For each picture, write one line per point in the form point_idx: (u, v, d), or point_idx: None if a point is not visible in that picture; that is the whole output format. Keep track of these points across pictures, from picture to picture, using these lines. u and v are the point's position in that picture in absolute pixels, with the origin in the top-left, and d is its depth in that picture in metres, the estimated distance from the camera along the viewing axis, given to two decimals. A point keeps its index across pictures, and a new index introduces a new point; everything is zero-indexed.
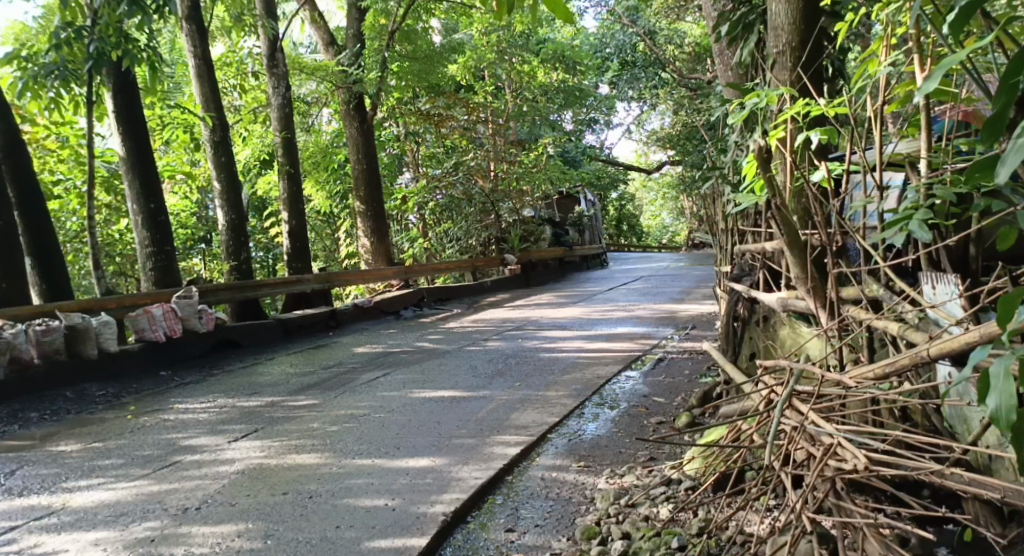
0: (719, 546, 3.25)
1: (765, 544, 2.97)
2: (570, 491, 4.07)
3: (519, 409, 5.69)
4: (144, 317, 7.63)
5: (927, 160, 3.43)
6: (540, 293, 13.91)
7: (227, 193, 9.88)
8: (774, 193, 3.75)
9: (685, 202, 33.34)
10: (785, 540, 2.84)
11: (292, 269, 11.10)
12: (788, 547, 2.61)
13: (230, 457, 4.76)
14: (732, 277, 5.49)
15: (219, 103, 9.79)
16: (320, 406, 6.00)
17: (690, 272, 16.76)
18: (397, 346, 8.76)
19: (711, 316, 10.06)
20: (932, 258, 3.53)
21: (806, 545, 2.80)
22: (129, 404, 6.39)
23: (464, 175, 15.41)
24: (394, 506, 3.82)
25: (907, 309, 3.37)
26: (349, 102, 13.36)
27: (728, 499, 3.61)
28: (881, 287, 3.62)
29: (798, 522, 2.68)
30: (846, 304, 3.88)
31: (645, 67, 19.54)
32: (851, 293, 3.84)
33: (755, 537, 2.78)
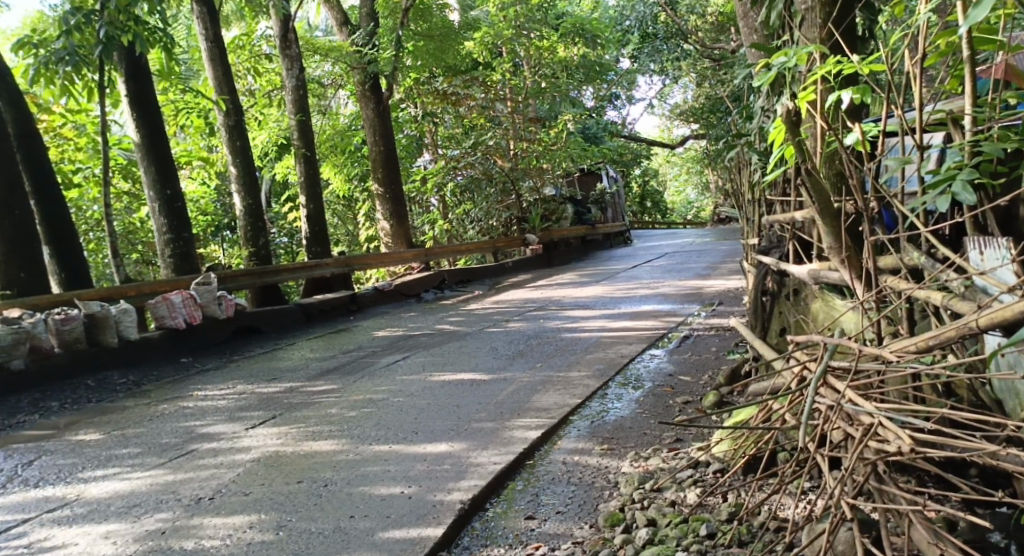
0: (751, 533, 3.08)
1: (802, 532, 2.77)
2: (593, 475, 3.91)
3: (541, 391, 5.53)
4: (163, 304, 7.59)
5: (971, 117, 3.22)
6: (563, 273, 13.73)
7: (244, 179, 9.78)
8: (804, 158, 3.54)
9: (709, 176, 32.89)
10: (823, 528, 2.64)
11: (312, 253, 11.01)
12: (826, 537, 2.40)
13: (246, 444, 4.66)
14: (760, 250, 5.28)
15: (233, 87, 9.69)
16: (340, 391, 5.89)
17: (716, 248, 16.52)
18: (417, 329, 8.65)
19: (738, 292, 9.81)
20: (977, 222, 3.33)
21: (846, 534, 2.60)
22: (149, 392, 6.33)
23: (483, 155, 15.31)
24: (411, 494, 3.69)
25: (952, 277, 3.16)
26: (365, 82, 13.21)
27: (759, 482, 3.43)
28: (923, 255, 3.40)
29: (838, 509, 2.47)
30: (884, 274, 3.66)
31: (666, 39, 19.13)
32: (888, 263, 3.63)
33: (790, 525, 2.57)
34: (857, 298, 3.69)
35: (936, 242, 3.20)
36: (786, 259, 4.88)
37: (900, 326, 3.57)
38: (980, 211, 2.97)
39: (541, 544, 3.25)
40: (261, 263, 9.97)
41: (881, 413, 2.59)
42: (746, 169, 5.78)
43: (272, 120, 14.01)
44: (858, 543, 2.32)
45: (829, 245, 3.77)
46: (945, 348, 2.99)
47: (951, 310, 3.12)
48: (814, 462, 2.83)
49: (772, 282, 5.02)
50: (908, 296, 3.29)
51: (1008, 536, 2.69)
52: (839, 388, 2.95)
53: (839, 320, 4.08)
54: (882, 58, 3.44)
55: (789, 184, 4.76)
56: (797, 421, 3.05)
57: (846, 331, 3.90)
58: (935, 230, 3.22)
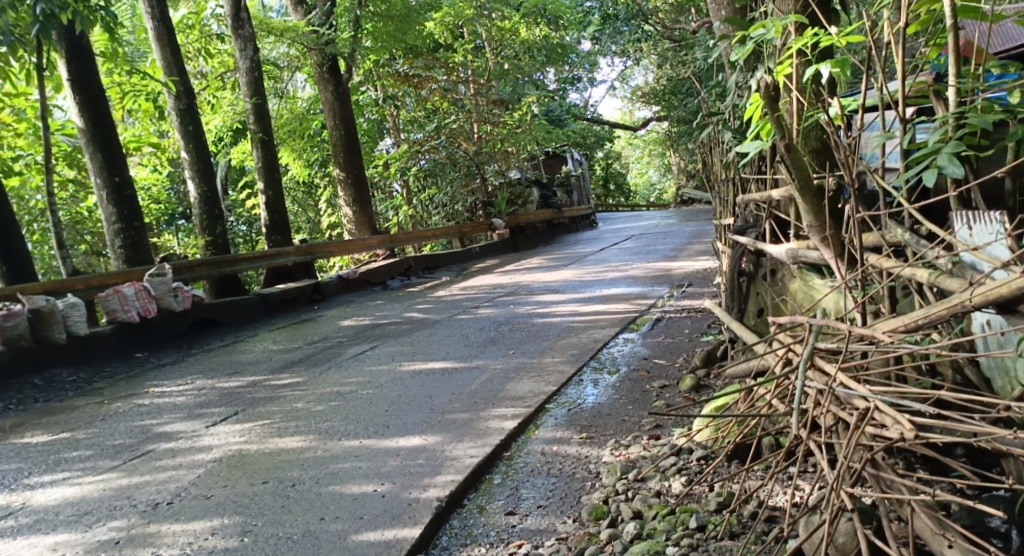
0: (741, 525, 2.97)
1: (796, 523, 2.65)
2: (574, 466, 3.77)
3: (514, 378, 5.38)
4: (114, 297, 7.21)
5: (955, 88, 3.10)
6: (530, 257, 13.58)
7: (197, 165, 9.44)
8: (782, 135, 3.40)
9: (672, 157, 32.94)
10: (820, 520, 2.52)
11: (272, 241, 10.70)
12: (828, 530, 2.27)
13: (207, 443, 4.43)
14: (736, 230, 5.16)
15: (183, 69, 9.32)
16: (305, 384, 5.68)
17: (680, 229, 16.53)
18: (383, 317, 8.43)
19: (708, 273, 9.75)
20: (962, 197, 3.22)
21: (845, 526, 2.49)
22: (102, 390, 6.05)
23: (447, 139, 15.14)
24: (385, 493, 3.51)
25: (939, 254, 3.05)
26: (323, 64, 12.90)
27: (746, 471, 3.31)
28: (907, 232, 3.28)
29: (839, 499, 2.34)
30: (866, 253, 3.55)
31: (627, 21, 18.87)
32: (870, 240, 3.51)
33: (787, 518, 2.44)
34: (839, 277, 3.57)
35: (924, 218, 3.07)
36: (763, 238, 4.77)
37: (883, 304, 3.46)
38: (969, 185, 2.85)
39: (523, 542, 3.11)
40: (219, 253, 9.65)
41: (878, 396, 2.48)
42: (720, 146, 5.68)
43: (226, 104, 13.56)
44: (863, 536, 2.19)
45: (808, 224, 3.65)
46: (934, 326, 2.88)
47: (938, 288, 3.01)
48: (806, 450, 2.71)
49: (749, 262, 4.91)
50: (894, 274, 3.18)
51: (1008, 521, 2.60)
52: (828, 370, 2.85)
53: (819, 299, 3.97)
54: (860, 28, 3.30)
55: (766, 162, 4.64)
56: (784, 406, 2.93)
57: (827, 311, 3.79)
58: (920, 206, 3.09)
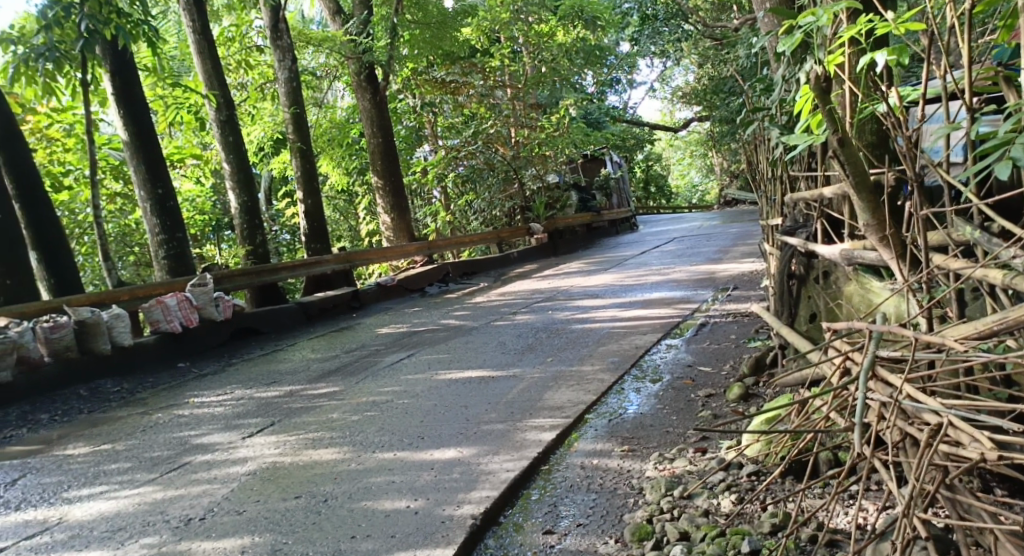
0: (798, 550, 2.77)
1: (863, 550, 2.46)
2: (615, 481, 3.61)
3: (553, 387, 5.22)
4: (157, 308, 7.28)
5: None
6: (569, 261, 13.41)
7: (238, 176, 9.45)
8: (835, 129, 3.25)
9: (714, 158, 32.45)
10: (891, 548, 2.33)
11: (312, 250, 10.70)
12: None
13: (242, 456, 4.34)
14: (785, 230, 4.95)
15: (223, 81, 9.34)
16: (341, 393, 5.59)
17: (724, 231, 16.20)
18: (421, 325, 8.34)
19: (753, 276, 9.48)
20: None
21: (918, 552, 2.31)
22: (143, 400, 6.03)
23: (484, 144, 14.96)
24: (418, 509, 3.38)
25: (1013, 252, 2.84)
26: (361, 72, 12.89)
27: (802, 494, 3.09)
28: (975, 229, 3.08)
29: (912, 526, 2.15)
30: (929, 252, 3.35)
31: (666, 21, 18.51)
32: (934, 240, 3.31)
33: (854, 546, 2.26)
34: (900, 280, 3.38)
35: (995, 215, 2.86)
36: (814, 239, 4.55)
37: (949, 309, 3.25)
38: None
39: None
40: (259, 262, 9.65)
41: (952, 413, 2.29)
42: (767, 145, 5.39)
43: (266, 114, 13.57)
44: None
45: (866, 223, 3.46)
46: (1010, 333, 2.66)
47: (1013, 290, 2.80)
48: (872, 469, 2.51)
49: (799, 265, 4.70)
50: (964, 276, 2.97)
51: None
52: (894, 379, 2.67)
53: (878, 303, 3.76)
54: (920, 13, 3.07)
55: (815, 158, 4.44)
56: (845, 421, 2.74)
57: (888, 315, 3.59)
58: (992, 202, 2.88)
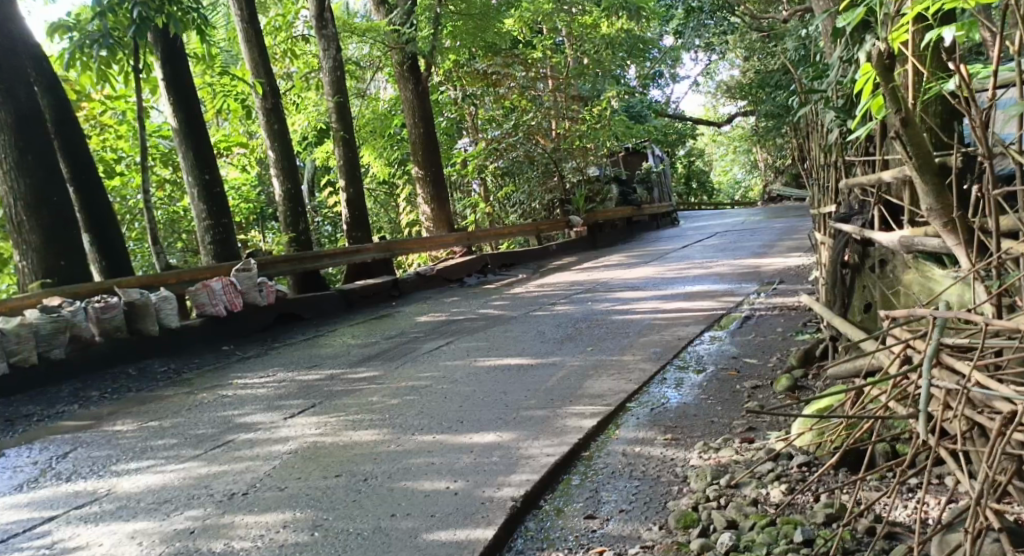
0: (854, 540, 2.80)
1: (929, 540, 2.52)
2: (658, 469, 3.61)
3: (593, 376, 5.20)
4: (203, 291, 7.38)
5: None
6: (610, 254, 13.32)
7: (282, 163, 9.55)
8: (899, 108, 3.49)
9: (759, 153, 32.00)
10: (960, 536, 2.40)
11: (353, 238, 10.79)
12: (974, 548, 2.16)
13: (284, 435, 4.39)
14: (840, 217, 5.26)
15: (269, 70, 9.43)
16: (382, 378, 5.63)
17: (768, 226, 15.95)
18: (461, 313, 8.37)
19: (798, 270, 9.32)
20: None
21: (992, 543, 2.33)
22: (189, 381, 6.15)
23: (524, 136, 15.04)
24: (457, 490, 3.39)
25: None
26: (404, 63, 12.95)
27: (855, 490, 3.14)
28: None
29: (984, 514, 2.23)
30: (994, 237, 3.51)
31: (712, 14, 18.02)
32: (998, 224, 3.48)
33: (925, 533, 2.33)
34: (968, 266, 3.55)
35: None
36: (870, 227, 4.90)
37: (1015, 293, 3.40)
38: None
39: (606, 548, 2.96)
40: (301, 249, 9.75)
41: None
42: (824, 129, 5.69)
43: (310, 104, 13.76)
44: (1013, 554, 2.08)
45: (930, 208, 3.72)
46: None
47: None
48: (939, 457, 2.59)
49: (854, 254, 5.03)
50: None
51: None
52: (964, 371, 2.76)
53: (936, 288, 4.08)
54: None
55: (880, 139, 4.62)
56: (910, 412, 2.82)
57: (951, 303, 3.87)
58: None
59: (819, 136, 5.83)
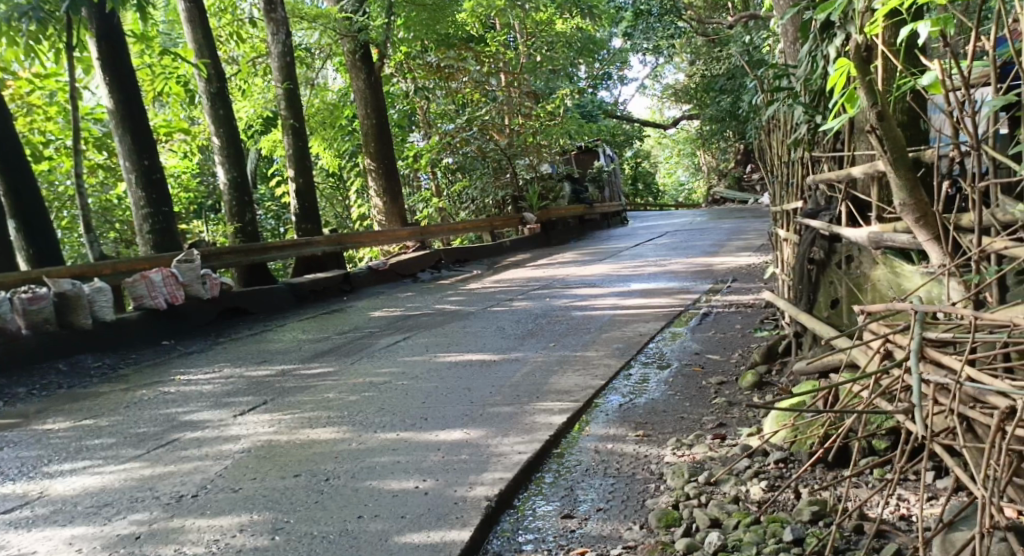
0: (845, 540, 2.72)
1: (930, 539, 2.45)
2: (632, 466, 3.49)
3: (558, 371, 5.05)
4: (142, 283, 7.01)
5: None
6: (563, 252, 13.22)
7: (227, 151, 9.19)
8: (874, 101, 3.51)
9: (703, 157, 32.52)
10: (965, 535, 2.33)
11: (302, 231, 10.45)
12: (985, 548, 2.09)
13: (235, 433, 4.13)
14: (807, 213, 5.24)
15: (215, 53, 9.06)
16: (336, 373, 5.39)
17: (715, 226, 16.15)
18: (415, 309, 8.16)
19: (751, 269, 9.37)
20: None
21: (999, 545, 2.23)
22: (127, 377, 5.80)
23: (478, 130, 14.86)
24: (428, 490, 3.21)
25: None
26: (356, 52, 12.68)
27: (837, 489, 3.06)
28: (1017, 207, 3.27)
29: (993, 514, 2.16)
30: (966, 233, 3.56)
31: (660, 17, 18.35)
32: (970, 221, 3.54)
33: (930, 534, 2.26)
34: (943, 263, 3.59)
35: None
36: (837, 223, 4.88)
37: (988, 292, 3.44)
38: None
39: (586, 549, 2.81)
40: (247, 240, 9.40)
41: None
42: (789, 124, 5.72)
43: (256, 91, 13.39)
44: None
45: (903, 204, 3.69)
46: None
47: None
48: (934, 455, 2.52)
49: (820, 250, 5.00)
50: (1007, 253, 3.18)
51: None
52: (954, 366, 2.68)
53: (906, 285, 4.04)
54: None
55: (851, 138, 4.67)
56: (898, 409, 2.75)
57: (923, 299, 3.84)
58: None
59: (785, 133, 5.86)
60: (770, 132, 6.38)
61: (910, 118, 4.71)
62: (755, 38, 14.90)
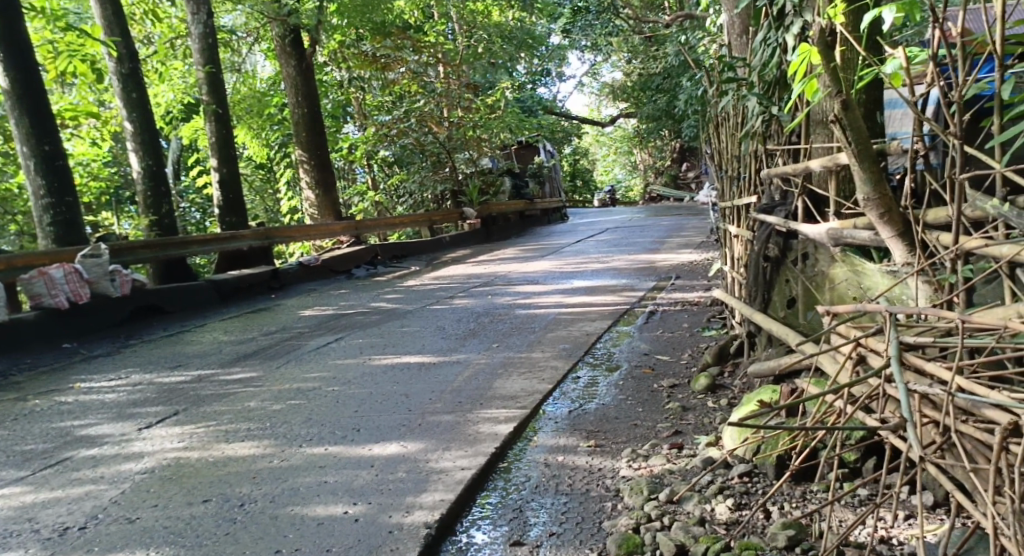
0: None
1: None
2: (586, 482, 3.17)
3: (501, 375, 4.72)
4: (40, 280, 6.39)
5: None
6: (504, 248, 12.86)
7: (141, 137, 8.54)
8: (839, 86, 3.26)
9: (640, 154, 32.63)
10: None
11: (225, 224, 9.85)
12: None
13: (138, 450, 3.65)
14: (761, 208, 5.00)
15: (126, 31, 8.38)
16: (259, 379, 4.94)
17: (655, 223, 16.06)
18: (349, 307, 7.72)
19: (693, 266, 9.21)
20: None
21: None
22: (19, 385, 5.22)
23: (417, 121, 14.38)
24: (358, 517, 2.83)
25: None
26: (285, 37, 11.97)
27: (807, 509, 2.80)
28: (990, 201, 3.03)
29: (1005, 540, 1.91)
30: (935, 230, 3.33)
31: (599, 14, 18.26)
32: (938, 217, 3.31)
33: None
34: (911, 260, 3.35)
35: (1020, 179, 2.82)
36: (793, 218, 4.64)
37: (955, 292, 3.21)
38: None
39: None
40: (164, 234, 8.78)
41: None
42: (742, 115, 5.49)
43: (175, 75, 12.65)
44: None
45: (866, 197, 3.44)
46: None
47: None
48: (925, 472, 2.27)
49: (775, 247, 4.76)
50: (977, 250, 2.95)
51: None
52: (941, 375, 2.44)
53: (868, 283, 3.82)
54: None
55: (813, 128, 4.46)
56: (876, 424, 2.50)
57: (888, 298, 3.61)
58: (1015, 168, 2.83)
59: (737, 125, 5.63)
60: (720, 124, 6.14)
61: (868, 110, 4.50)
62: (690, 37, 14.84)
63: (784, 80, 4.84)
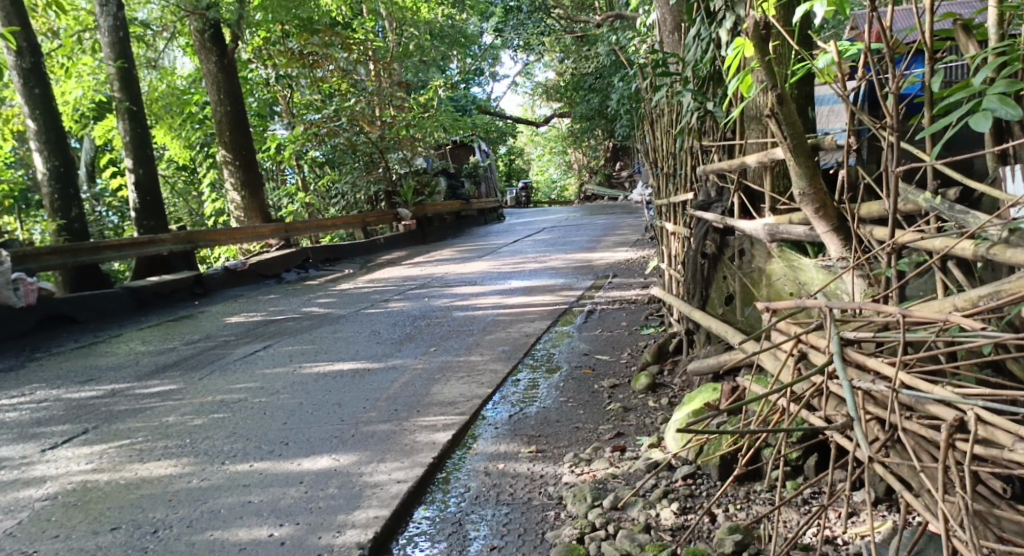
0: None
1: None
2: (527, 490, 3.05)
3: (439, 380, 4.57)
4: None
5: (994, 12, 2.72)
6: (440, 249, 12.69)
7: (46, 136, 8.04)
8: (774, 82, 3.23)
9: (574, 154, 32.70)
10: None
11: (144, 227, 9.43)
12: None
13: (42, 474, 3.39)
14: (698, 205, 4.96)
15: (26, 22, 7.86)
16: (180, 391, 4.68)
17: (591, 222, 16.05)
18: (278, 313, 7.45)
19: (630, 264, 9.21)
20: (999, 128, 2.91)
21: None
22: None
23: (348, 121, 14.04)
24: (284, 539, 2.66)
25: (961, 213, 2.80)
26: (204, 31, 11.60)
27: (754, 512, 2.74)
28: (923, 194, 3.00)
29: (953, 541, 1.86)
30: (870, 223, 3.30)
31: (531, 13, 18.14)
32: (872, 211, 3.28)
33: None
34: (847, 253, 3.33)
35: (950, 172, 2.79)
36: (730, 215, 4.60)
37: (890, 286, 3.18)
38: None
39: None
40: (75, 239, 8.34)
41: (976, 406, 1.96)
42: (676, 111, 5.45)
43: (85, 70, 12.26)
44: None
45: (802, 193, 3.42)
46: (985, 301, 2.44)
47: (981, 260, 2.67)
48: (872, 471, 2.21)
49: (712, 244, 4.73)
50: (910, 244, 2.92)
51: None
52: (884, 371, 2.38)
53: (804, 279, 3.80)
54: None
55: (747, 122, 4.43)
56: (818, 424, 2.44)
57: (825, 293, 3.58)
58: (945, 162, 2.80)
59: (671, 121, 5.59)
60: (654, 120, 6.10)
61: (801, 104, 4.50)
62: (621, 37, 14.87)
63: (717, 76, 4.82)
